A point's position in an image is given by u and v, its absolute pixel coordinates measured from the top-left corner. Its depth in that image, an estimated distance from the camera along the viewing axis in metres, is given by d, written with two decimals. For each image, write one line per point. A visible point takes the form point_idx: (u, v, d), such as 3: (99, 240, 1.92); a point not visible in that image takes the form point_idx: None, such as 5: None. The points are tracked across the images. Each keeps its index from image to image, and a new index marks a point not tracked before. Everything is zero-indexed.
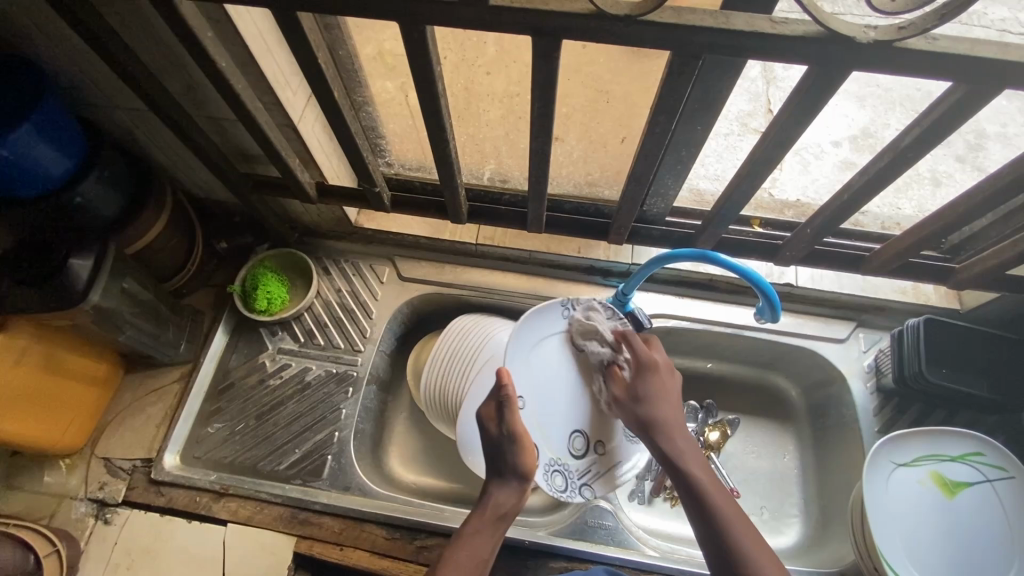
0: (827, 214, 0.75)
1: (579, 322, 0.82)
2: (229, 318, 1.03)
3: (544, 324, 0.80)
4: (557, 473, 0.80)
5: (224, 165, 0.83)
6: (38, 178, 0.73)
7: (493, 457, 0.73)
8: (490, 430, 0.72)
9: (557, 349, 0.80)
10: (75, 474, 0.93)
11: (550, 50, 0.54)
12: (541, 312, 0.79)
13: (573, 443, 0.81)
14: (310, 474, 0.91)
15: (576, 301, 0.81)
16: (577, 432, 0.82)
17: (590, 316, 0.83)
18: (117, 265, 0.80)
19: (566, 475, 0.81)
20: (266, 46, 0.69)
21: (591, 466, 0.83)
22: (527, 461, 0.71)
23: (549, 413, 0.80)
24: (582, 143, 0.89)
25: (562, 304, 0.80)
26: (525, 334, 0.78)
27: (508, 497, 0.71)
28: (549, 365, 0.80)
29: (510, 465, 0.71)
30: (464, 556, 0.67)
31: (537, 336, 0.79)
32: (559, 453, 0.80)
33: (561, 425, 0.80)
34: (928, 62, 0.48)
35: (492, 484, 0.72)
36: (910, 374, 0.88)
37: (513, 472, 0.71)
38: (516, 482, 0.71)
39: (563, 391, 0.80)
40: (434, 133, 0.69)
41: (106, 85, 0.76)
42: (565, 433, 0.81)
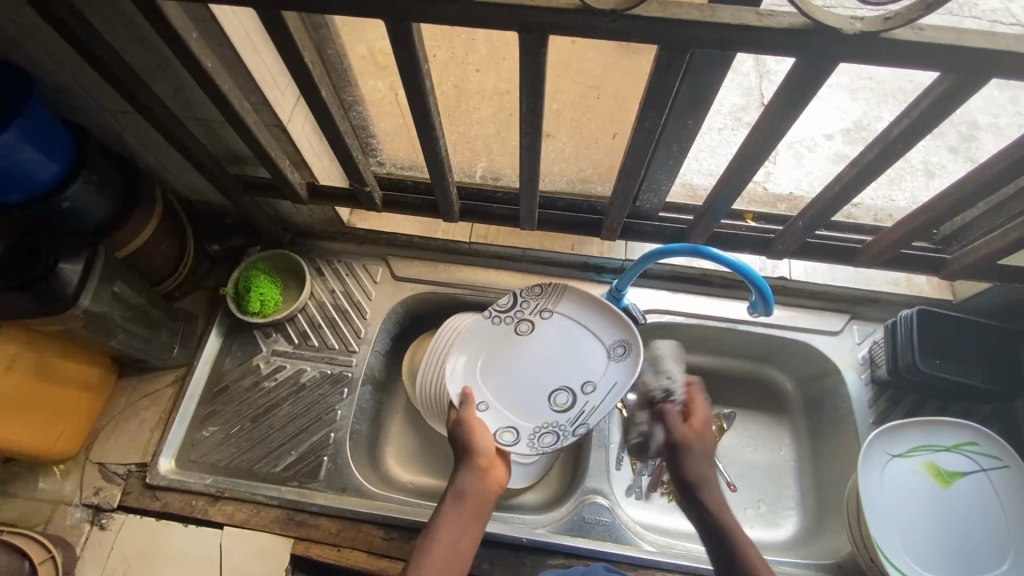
0: (817, 207, 0.75)
1: (513, 315, 0.88)
2: (223, 321, 1.03)
3: (481, 337, 0.88)
4: (545, 434, 0.84)
5: (214, 166, 0.83)
6: (26, 182, 0.73)
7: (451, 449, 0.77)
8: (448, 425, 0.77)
9: (506, 347, 0.87)
10: (70, 480, 0.92)
11: (537, 46, 0.53)
12: (469, 334, 0.87)
13: (556, 401, 0.85)
14: (307, 475, 0.91)
15: (498, 303, 0.89)
16: (557, 389, 0.85)
17: (523, 304, 0.89)
18: (108, 269, 0.80)
19: (558, 433, 0.84)
20: (253, 46, 0.69)
21: (583, 415, 0.84)
22: (478, 441, 0.74)
23: (513, 401, 0.84)
24: (574, 139, 0.88)
25: (487, 313, 0.88)
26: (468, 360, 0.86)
27: (466, 479, 0.72)
28: (501, 365, 0.86)
29: (461, 447, 0.74)
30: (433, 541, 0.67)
31: (478, 351, 0.87)
32: (543, 419, 0.84)
33: (536, 395, 0.85)
34: (916, 52, 0.48)
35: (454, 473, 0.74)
36: (904, 365, 0.88)
37: (466, 453, 0.74)
38: (469, 461, 0.73)
39: (522, 376, 0.85)
40: (424, 132, 0.69)
41: (93, 88, 0.75)
42: (542, 398, 0.85)
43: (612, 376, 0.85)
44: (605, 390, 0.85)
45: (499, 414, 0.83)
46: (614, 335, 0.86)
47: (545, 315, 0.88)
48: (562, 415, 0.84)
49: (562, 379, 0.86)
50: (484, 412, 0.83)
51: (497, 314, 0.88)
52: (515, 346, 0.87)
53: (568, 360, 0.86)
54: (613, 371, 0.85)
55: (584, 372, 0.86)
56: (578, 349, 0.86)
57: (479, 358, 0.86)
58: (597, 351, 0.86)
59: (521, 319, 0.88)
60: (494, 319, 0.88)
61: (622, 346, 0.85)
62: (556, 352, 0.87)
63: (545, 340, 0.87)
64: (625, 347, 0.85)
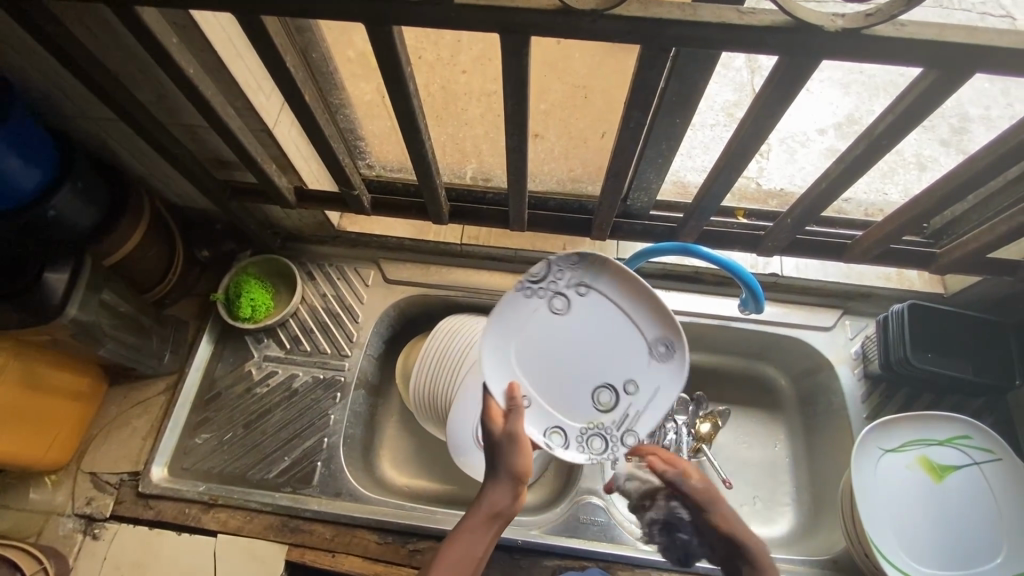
0: (804, 205, 0.76)
1: (542, 287, 0.69)
2: (214, 327, 1.02)
3: (509, 316, 0.68)
4: (594, 437, 0.68)
5: (200, 173, 0.82)
6: (9, 192, 0.72)
7: (489, 454, 0.65)
8: (495, 430, 0.65)
9: (540, 332, 0.68)
10: (62, 491, 0.92)
11: (519, 48, 0.53)
12: (501, 311, 0.68)
13: (598, 399, 0.68)
14: (300, 481, 0.91)
15: (529, 273, 0.68)
16: (600, 386, 0.68)
17: (557, 274, 0.68)
18: (94, 277, 0.79)
19: (607, 435, 0.68)
20: (236, 51, 0.68)
21: (630, 416, 0.67)
22: (523, 463, 0.63)
23: (558, 402, 0.68)
24: (563, 139, 0.87)
25: (517, 287, 0.68)
26: (498, 343, 0.68)
27: (501, 500, 0.63)
28: (534, 352, 0.68)
29: (506, 463, 0.63)
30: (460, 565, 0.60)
31: (509, 336, 0.68)
32: (593, 423, 0.68)
33: (577, 392, 0.68)
34: (898, 48, 0.48)
35: (486, 481, 0.64)
36: (896, 360, 0.89)
37: (509, 471, 0.63)
38: (510, 484, 0.63)
39: (558, 369, 0.68)
40: (410, 134, 0.69)
41: (75, 95, 0.74)
42: (586, 398, 0.68)
43: (657, 380, 0.67)
44: (650, 394, 0.67)
45: (542, 413, 0.68)
46: (664, 324, 0.67)
47: (582, 292, 0.69)
48: (608, 418, 0.68)
49: (603, 373, 0.68)
50: (528, 410, 0.68)
51: (529, 286, 0.68)
52: (552, 332, 0.68)
53: (612, 346, 0.68)
54: (655, 369, 0.67)
55: (628, 365, 0.68)
56: (618, 336, 0.68)
57: (510, 344, 0.68)
58: (640, 344, 0.68)
59: (555, 295, 0.69)
60: (526, 293, 0.68)
61: (663, 342, 0.67)
62: (596, 335, 0.68)
63: (583, 323, 0.68)
64: (671, 342, 0.67)
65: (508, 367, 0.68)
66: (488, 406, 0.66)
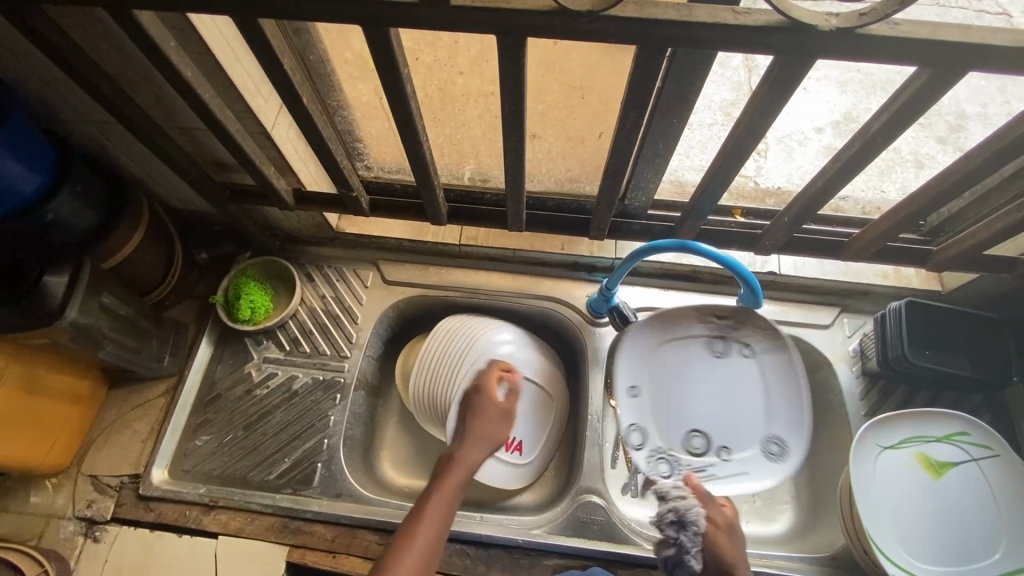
0: (800, 204, 0.76)
1: (724, 334, 0.90)
2: (214, 329, 1.02)
3: (681, 329, 0.90)
4: (661, 462, 0.87)
5: (199, 175, 0.83)
6: (8, 196, 0.72)
7: (473, 417, 0.78)
8: (487, 400, 0.80)
9: (693, 359, 0.90)
10: (62, 494, 0.92)
11: (515, 49, 0.54)
12: (665, 317, 0.91)
13: (691, 441, 0.87)
14: (300, 482, 0.91)
15: (719, 311, 0.89)
16: (693, 432, 0.88)
17: (733, 330, 0.90)
18: (94, 280, 0.79)
19: (672, 461, 0.87)
20: (233, 54, 0.68)
21: (706, 469, 0.86)
22: (502, 433, 0.78)
23: (658, 414, 0.89)
24: (561, 139, 0.86)
25: (698, 313, 0.90)
26: (636, 345, 0.91)
27: (476, 457, 0.74)
28: (665, 366, 0.90)
29: (486, 424, 0.77)
30: (441, 504, 0.68)
31: (657, 333, 0.91)
32: (671, 448, 0.87)
33: (681, 425, 0.88)
34: (892, 47, 0.48)
35: (465, 439, 0.75)
36: (893, 357, 0.89)
37: (488, 432, 0.77)
38: (488, 444, 0.76)
39: (681, 396, 0.89)
40: (407, 135, 0.69)
41: (74, 99, 0.75)
42: (681, 433, 0.88)
43: (746, 466, 0.86)
44: (734, 472, 0.85)
45: (642, 415, 0.89)
46: (784, 429, 0.86)
47: (744, 352, 0.89)
48: (686, 456, 0.87)
49: (706, 425, 0.88)
50: (634, 399, 0.89)
51: (713, 319, 0.90)
52: (699, 365, 0.90)
53: (743, 422, 0.87)
54: (750, 454, 0.86)
55: (727, 435, 0.87)
56: (755, 400, 0.88)
57: (647, 355, 0.91)
58: (759, 432, 0.87)
59: (721, 340, 0.90)
60: (706, 324, 0.90)
61: (774, 442, 0.86)
62: (743, 397, 0.88)
63: (731, 372, 0.89)
64: (778, 443, 0.86)
65: (648, 363, 0.91)
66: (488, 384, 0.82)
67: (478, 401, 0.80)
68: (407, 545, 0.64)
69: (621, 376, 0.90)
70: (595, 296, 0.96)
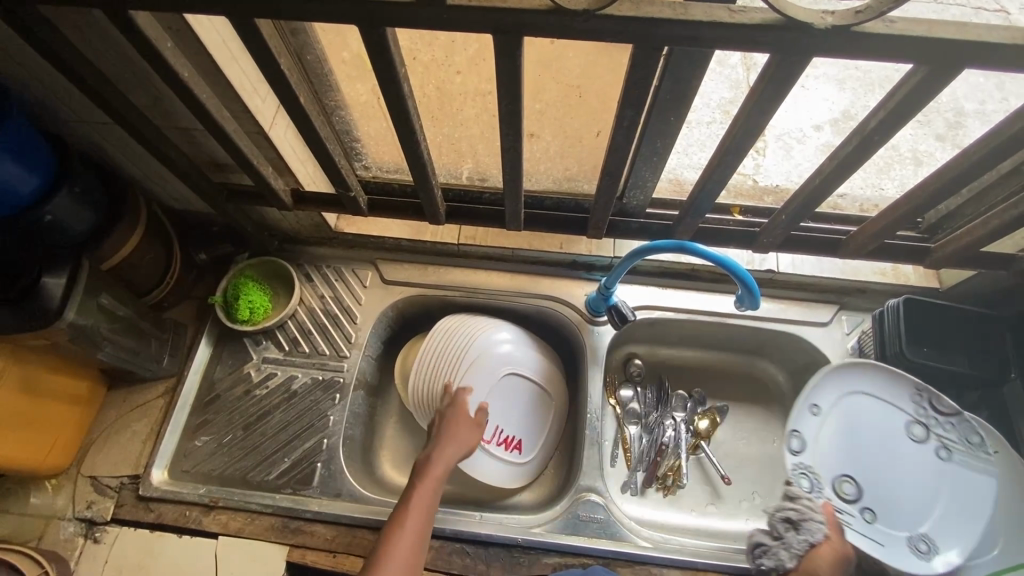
0: (797, 202, 0.76)
1: (933, 419, 0.86)
2: (213, 329, 1.02)
3: (886, 393, 0.87)
4: (802, 479, 0.83)
5: (197, 176, 0.83)
6: (6, 197, 0.72)
7: (445, 421, 0.84)
8: (456, 403, 0.85)
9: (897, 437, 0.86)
10: (62, 495, 0.92)
11: (512, 49, 0.54)
12: (893, 376, 0.87)
13: (840, 484, 0.84)
14: (300, 482, 0.91)
15: (940, 401, 0.86)
16: (844, 476, 0.85)
17: (945, 424, 0.85)
18: (92, 281, 0.79)
19: (814, 481, 0.83)
20: (231, 54, 0.68)
21: (843, 513, 0.82)
22: (474, 430, 0.84)
23: (824, 439, 0.87)
24: (558, 139, 0.85)
25: (912, 390, 0.87)
26: (870, 384, 0.88)
27: (452, 456, 0.80)
28: (876, 428, 0.87)
29: (459, 424, 0.83)
30: (422, 503, 0.76)
31: (880, 391, 0.87)
32: (820, 478, 0.84)
33: (834, 466, 0.85)
34: (888, 44, 0.48)
35: (440, 440, 0.82)
36: (892, 355, 0.90)
37: (461, 431, 0.83)
38: (463, 442, 0.82)
39: (874, 449, 0.86)
40: (405, 135, 0.69)
41: (72, 101, 0.75)
42: (834, 475, 0.85)
43: (881, 538, 0.81)
44: (870, 536, 0.81)
45: (805, 429, 0.87)
46: (937, 530, 0.82)
47: (944, 455, 0.84)
48: (836, 498, 0.83)
49: (863, 477, 0.85)
50: (813, 417, 0.87)
51: (919, 397, 0.86)
52: (901, 444, 0.86)
53: (903, 504, 0.83)
54: (893, 532, 0.82)
55: (880, 503, 0.83)
56: (912, 493, 0.83)
57: (867, 393, 0.88)
58: (908, 523, 0.82)
59: (921, 425, 0.86)
60: (915, 399, 0.87)
61: (922, 540, 0.81)
62: (893, 459, 0.85)
63: (912, 454, 0.85)
64: (923, 540, 0.81)
65: (863, 408, 0.87)
66: (459, 395, 0.85)
67: (450, 405, 0.85)
68: (393, 545, 0.71)
69: (813, 392, 0.88)
70: (593, 296, 0.97)
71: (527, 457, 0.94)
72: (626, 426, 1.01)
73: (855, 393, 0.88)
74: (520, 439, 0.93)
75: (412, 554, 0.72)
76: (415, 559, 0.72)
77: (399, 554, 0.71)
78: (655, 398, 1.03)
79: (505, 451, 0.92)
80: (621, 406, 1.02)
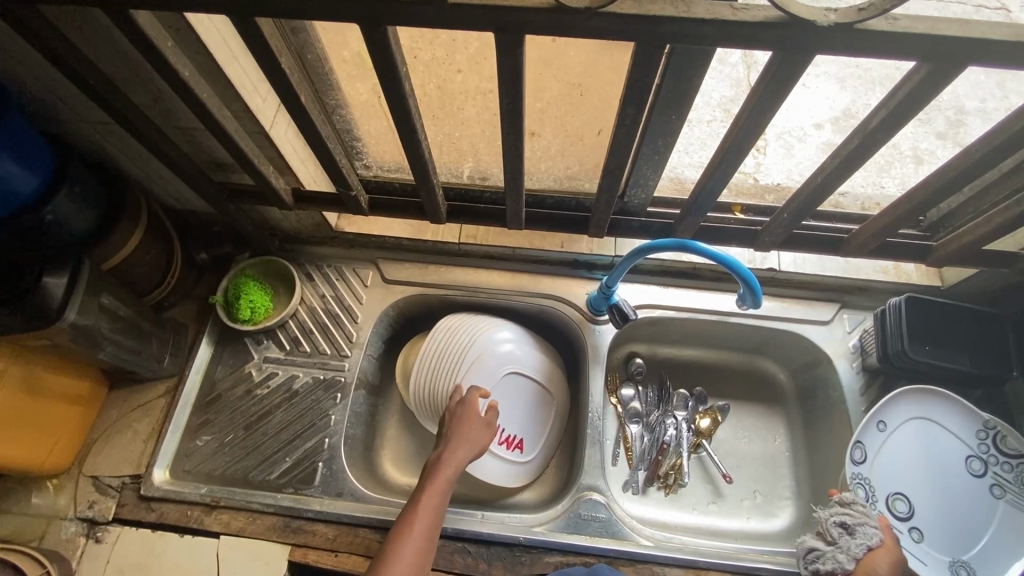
0: (800, 199, 0.76)
1: (994, 458, 0.82)
2: (214, 328, 1.02)
3: (953, 424, 0.84)
4: (857, 489, 0.83)
5: (198, 175, 0.82)
6: (6, 197, 0.72)
7: (456, 422, 0.82)
8: (468, 405, 0.84)
9: (955, 467, 0.83)
10: (64, 495, 0.92)
11: (513, 47, 0.53)
12: (959, 408, 0.84)
13: (893, 501, 0.83)
14: (301, 482, 0.91)
15: (1007, 437, 0.81)
16: (897, 494, 0.84)
17: (1007, 464, 0.81)
18: (93, 281, 0.79)
19: (869, 492, 0.83)
20: (231, 53, 0.68)
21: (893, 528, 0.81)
22: (485, 433, 0.83)
23: (885, 455, 0.85)
24: (559, 137, 0.85)
25: (978, 425, 0.83)
26: (939, 415, 0.85)
27: (462, 458, 0.79)
28: (935, 452, 0.84)
29: (471, 426, 0.82)
30: (431, 504, 0.75)
31: (939, 419, 0.85)
32: (875, 489, 0.84)
33: (889, 483, 0.84)
34: (892, 41, 0.48)
35: (451, 442, 0.80)
36: (893, 352, 0.89)
37: (472, 433, 0.82)
38: (474, 444, 0.81)
39: (933, 475, 0.84)
40: (406, 133, 0.69)
41: (72, 100, 0.74)
42: (887, 492, 0.84)
43: (924, 558, 0.80)
44: (915, 556, 0.80)
45: (870, 442, 0.85)
46: (980, 561, 0.79)
47: (1000, 493, 0.81)
48: (886, 511, 0.83)
49: (916, 496, 0.84)
50: (878, 433, 0.85)
51: (984, 434, 0.82)
52: (958, 474, 0.83)
53: (948, 532, 0.81)
54: (938, 555, 0.80)
55: (931, 526, 0.82)
56: (960, 524, 0.81)
57: (940, 428, 0.85)
58: (952, 547, 0.80)
59: (982, 462, 0.83)
60: (981, 435, 0.82)
61: (963, 567, 0.79)
62: (946, 485, 0.83)
63: (967, 486, 0.82)
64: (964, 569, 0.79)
65: (931, 437, 0.85)
66: (471, 394, 0.85)
67: (462, 407, 0.84)
68: (401, 545, 0.70)
69: (883, 409, 0.86)
70: (595, 294, 0.96)
71: (528, 456, 0.94)
72: (628, 426, 1.01)
73: (921, 419, 0.85)
74: (522, 439, 0.93)
75: (419, 555, 0.70)
76: (421, 560, 0.71)
77: (407, 555, 0.69)
78: (656, 397, 1.03)
79: (507, 450, 0.92)
80: (622, 405, 1.02)
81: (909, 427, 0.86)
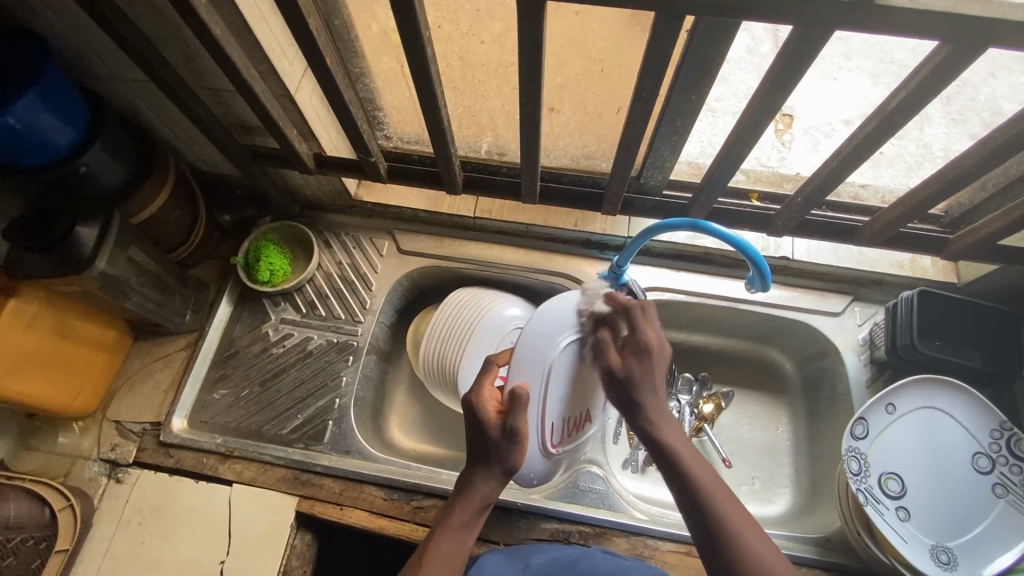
0: (817, 179, 0.75)
1: (1004, 458, 0.81)
2: (234, 288, 1.06)
3: (966, 418, 0.82)
4: (850, 461, 0.80)
5: (224, 136, 0.85)
6: (44, 148, 0.75)
7: (477, 442, 0.67)
8: (489, 423, 0.65)
9: (959, 460, 0.82)
10: (88, 436, 0.96)
11: (533, 14, 0.55)
12: (978, 405, 0.82)
13: (886, 480, 0.81)
14: (312, 438, 0.95)
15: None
16: (891, 474, 0.82)
17: (1018, 467, 0.80)
18: (123, 234, 0.83)
19: (863, 466, 0.81)
20: (261, 15, 0.70)
21: (881, 501, 0.79)
22: (517, 459, 0.66)
23: (887, 437, 0.83)
24: (579, 115, 0.86)
25: (994, 425, 0.81)
26: (954, 406, 0.83)
27: (487, 487, 0.66)
28: (944, 443, 0.83)
29: (497, 456, 0.66)
30: (451, 550, 0.65)
31: (951, 411, 0.83)
32: (870, 467, 0.81)
33: (884, 463, 0.82)
34: (912, 18, 0.48)
35: (474, 471, 0.67)
36: (901, 346, 0.89)
37: (500, 465, 0.66)
38: (502, 475, 0.67)
39: (933, 463, 0.83)
40: (427, 101, 0.71)
41: (107, 56, 0.77)
42: (882, 472, 0.82)
43: (908, 537, 0.78)
44: (899, 531, 0.78)
45: (873, 421, 0.82)
46: (965, 552, 0.78)
47: (1003, 492, 0.80)
48: (878, 488, 0.80)
49: (911, 480, 0.82)
50: (886, 415, 0.83)
51: (999, 434, 0.81)
52: (960, 466, 0.82)
53: (939, 519, 0.80)
54: (923, 537, 0.79)
55: (921, 510, 0.80)
56: (951, 512, 0.80)
57: (954, 419, 0.83)
58: (937, 533, 0.79)
59: (989, 459, 0.82)
60: (994, 433, 0.81)
61: (945, 552, 0.78)
62: (944, 475, 0.82)
63: (966, 477, 0.81)
64: (945, 553, 0.78)
65: (939, 428, 0.83)
66: (479, 394, 0.67)
67: (478, 422, 0.66)
68: None
69: (894, 391, 0.83)
70: (605, 274, 0.97)
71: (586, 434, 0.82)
72: None
73: (932, 409, 0.83)
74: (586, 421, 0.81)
75: None
76: None
77: None
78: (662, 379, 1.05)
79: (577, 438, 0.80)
80: None
81: (917, 413, 0.83)
